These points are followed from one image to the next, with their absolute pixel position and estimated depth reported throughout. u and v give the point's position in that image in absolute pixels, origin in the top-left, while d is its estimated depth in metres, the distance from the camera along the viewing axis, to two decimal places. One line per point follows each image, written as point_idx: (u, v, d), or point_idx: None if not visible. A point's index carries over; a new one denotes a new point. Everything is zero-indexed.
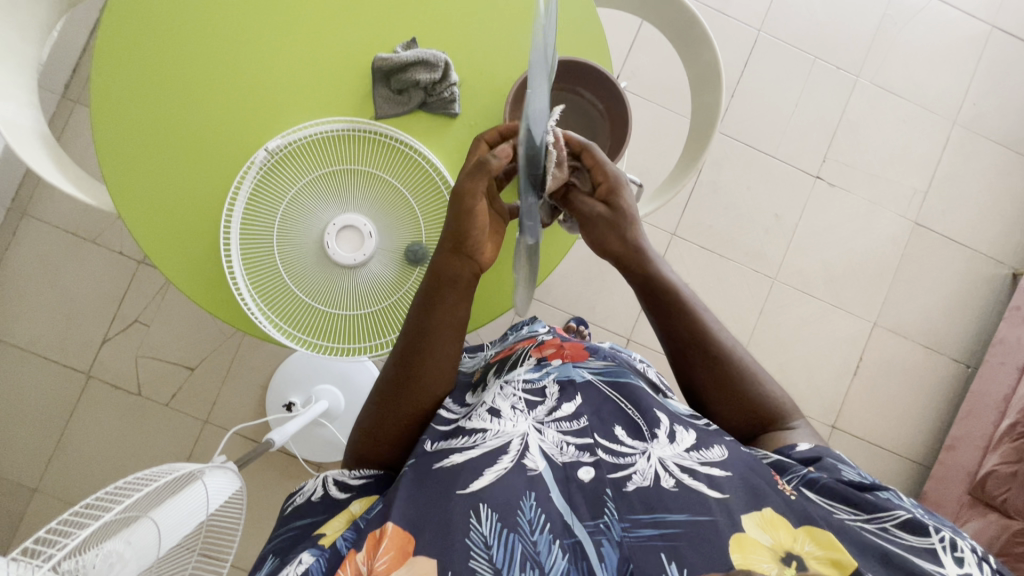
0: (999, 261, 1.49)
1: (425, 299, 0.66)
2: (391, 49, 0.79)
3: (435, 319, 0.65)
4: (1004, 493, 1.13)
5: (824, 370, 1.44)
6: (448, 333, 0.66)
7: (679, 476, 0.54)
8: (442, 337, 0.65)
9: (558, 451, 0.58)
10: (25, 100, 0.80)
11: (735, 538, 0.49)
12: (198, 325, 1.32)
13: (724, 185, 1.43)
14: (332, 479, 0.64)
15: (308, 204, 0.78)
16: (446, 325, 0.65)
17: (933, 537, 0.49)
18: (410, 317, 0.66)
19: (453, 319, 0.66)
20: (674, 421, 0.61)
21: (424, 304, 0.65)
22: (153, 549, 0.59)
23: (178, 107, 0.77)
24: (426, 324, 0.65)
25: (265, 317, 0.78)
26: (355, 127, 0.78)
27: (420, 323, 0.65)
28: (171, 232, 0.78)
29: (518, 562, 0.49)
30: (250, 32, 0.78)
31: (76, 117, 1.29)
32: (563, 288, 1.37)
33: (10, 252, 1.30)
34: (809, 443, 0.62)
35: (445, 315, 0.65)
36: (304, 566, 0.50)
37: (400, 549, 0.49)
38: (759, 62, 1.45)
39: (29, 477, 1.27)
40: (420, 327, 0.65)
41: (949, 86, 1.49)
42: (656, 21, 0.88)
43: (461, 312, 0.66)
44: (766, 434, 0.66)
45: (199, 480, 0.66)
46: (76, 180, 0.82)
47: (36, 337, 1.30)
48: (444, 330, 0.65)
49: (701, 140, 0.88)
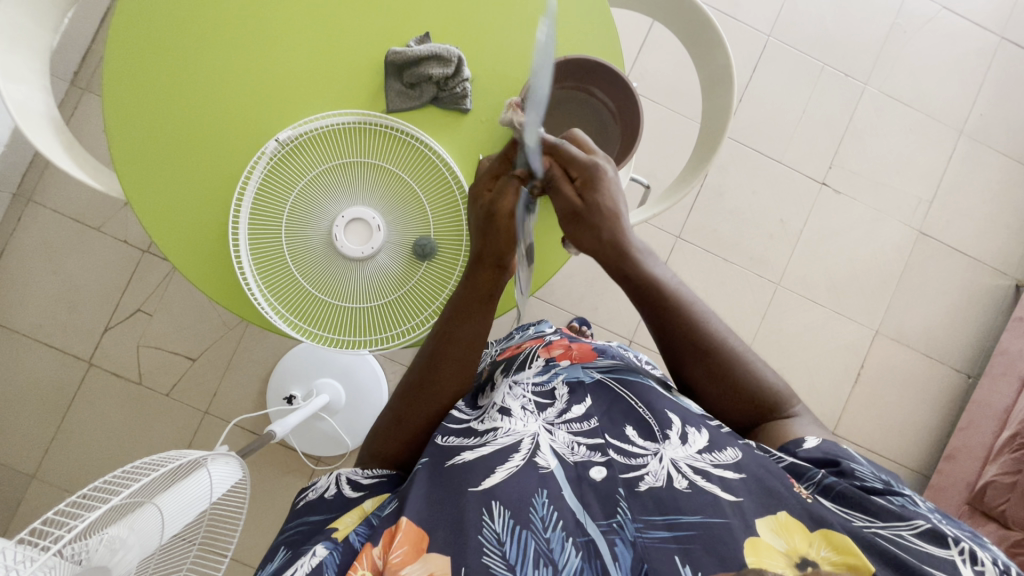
0: (1002, 271, 1.49)
1: (456, 308, 0.67)
2: (405, 43, 0.79)
3: (462, 326, 0.67)
4: (1003, 504, 1.13)
5: (825, 376, 1.44)
6: (474, 341, 0.68)
7: (692, 477, 0.54)
8: (467, 343, 0.67)
9: (569, 451, 0.58)
10: (37, 84, 0.80)
11: (750, 542, 0.49)
12: (200, 316, 1.32)
13: (730, 189, 1.43)
14: (346, 478, 0.63)
15: (317, 195, 0.78)
16: (472, 332, 0.67)
17: (953, 549, 0.48)
18: (439, 322, 0.68)
19: (477, 331, 0.68)
20: (685, 422, 0.60)
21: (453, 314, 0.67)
22: (156, 534, 0.59)
23: (189, 96, 0.77)
24: (454, 330, 0.67)
25: (272, 308, 0.78)
26: (366, 120, 0.78)
27: (448, 331, 0.67)
28: (179, 220, 0.78)
29: (532, 558, 0.49)
30: (264, 23, 0.78)
31: (85, 105, 1.29)
32: (566, 287, 1.37)
33: (14, 238, 1.30)
34: (817, 437, 0.61)
35: (472, 324, 0.67)
36: (318, 560, 0.50)
37: (414, 546, 0.49)
38: (768, 67, 1.45)
39: (25, 464, 1.27)
40: (448, 332, 0.67)
41: (956, 96, 1.49)
42: (669, 23, 0.88)
43: (487, 324, 0.68)
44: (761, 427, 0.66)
45: (204, 468, 0.66)
46: (86, 166, 0.82)
47: (37, 324, 1.30)
48: (470, 340, 0.67)
49: (710, 141, 0.89)
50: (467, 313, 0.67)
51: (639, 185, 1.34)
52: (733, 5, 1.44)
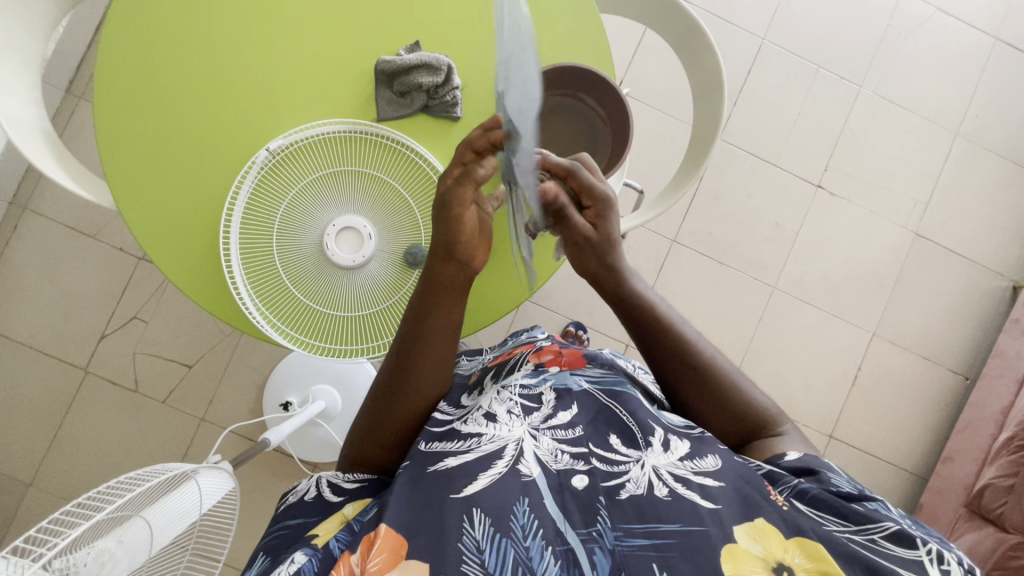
0: (998, 273, 1.49)
1: (418, 305, 0.66)
2: (396, 51, 0.79)
3: (429, 324, 0.65)
4: (1001, 506, 1.13)
5: (822, 379, 1.44)
6: (442, 336, 0.66)
7: (673, 485, 0.54)
8: (437, 338, 0.66)
9: (552, 458, 0.58)
10: (28, 95, 0.80)
11: (727, 549, 0.49)
12: (196, 323, 1.32)
13: (725, 193, 1.43)
14: (326, 481, 0.63)
15: (307, 203, 0.78)
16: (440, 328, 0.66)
17: (921, 549, 0.48)
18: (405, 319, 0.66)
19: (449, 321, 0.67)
20: (668, 432, 0.61)
21: (418, 308, 0.66)
22: (145, 548, 0.59)
23: (180, 105, 0.78)
24: (421, 327, 0.65)
25: (263, 318, 0.78)
26: (357, 129, 0.78)
27: (414, 329, 0.66)
28: (166, 225, 0.78)
29: (510, 567, 0.49)
30: (254, 32, 0.78)
31: (81, 114, 1.30)
32: (562, 292, 1.37)
33: (10, 247, 1.30)
34: (800, 450, 0.62)
35: (440, 317, 0.66)
36: (296, 566, 0.50)
37: (393, 552, 0.49)
38: (761, 71, 1.45)
39: (23, 473, 1.27)
40: (414, 331, 0.65)
41: (951, 97, 1.49)
42: (659, 29, 0.88)
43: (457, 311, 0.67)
44: (755, 442, 0.65)
45: (193, 480, 0.67)
46: (76, 176, 0.82)
47: (34, 332, 1.30)
48: (437, 334, 0.66)
49: (700, 149, 0.88)
50: (426, 310, 0.65)
51: (633, 191, 1.34)
52: (726, 9, 1.44)
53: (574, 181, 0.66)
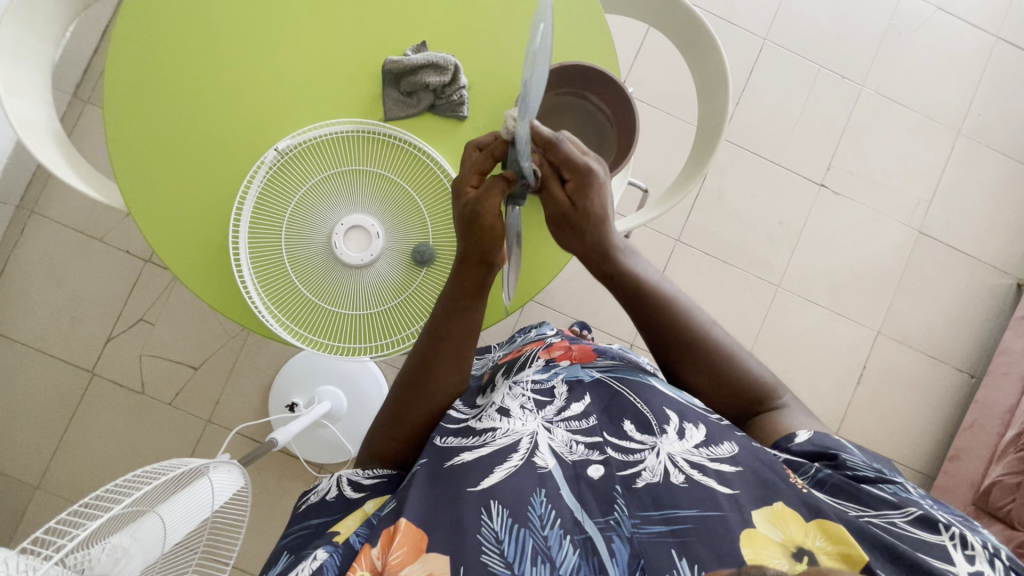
0: (1002, 271, 1.49)
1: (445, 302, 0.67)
2: (402, 51, 0.80)
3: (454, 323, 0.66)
4: (1009, 504, 1.13)
5: (827, 377, 1.44)
6: (466, 338, 0.67)
7: (689, 472, 0.54)
8: (458, 338, 0.67)
9: (567, 449, 0.58)
10: (40, 98, 0.81)
11: (745, 533, 0.50)
12: (202, 325, 1.32)
13: (729, 192, 1.44)
14: (346, 479, 0.63)
15: (316, 202, 0.79)
16: (462, 329, 0.67)
17: (943, 534, 0.49)
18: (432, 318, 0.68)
19: (470, 325, 0.67)
20: (683, 417, 0.60)
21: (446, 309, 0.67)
22: (158, 543, 0.60)
23: (190, 106, 0.78)
24: (444, 324, 0.66)
25: (273, 317, 0.78)
26: (365, 128, 0.79)
27: (439, 326, 0.67)
28: (176, 225, 0.79)
29: (530, 556, 0.50)
30: (263, 33, 0.79)
31: (87, 118, 1.30)
32: (566, 292, 1.38)
33: (17, 251, 1.31)
34: (808, 429, 0.61)
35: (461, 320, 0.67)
36: (318, 563, 0.50)
37: (413, 545, 0.49)
38: (763, 71, 1.45)
39: (29, 476, 1.27)
40: (438, 328, 0.67)
41: (952, 95, 1.50)
42: (664, 28, 0.89)
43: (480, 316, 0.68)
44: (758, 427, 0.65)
45: (205, 477, 0.66)
46: (87, 178, 0.83)
47: (41, 334, 1.30)
48: (461, 335, 0.67)
49: (706, 146, 0.89)
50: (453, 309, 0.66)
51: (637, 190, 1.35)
52: (728, 9, 1.45)
53: (552, 156, 0.60)
